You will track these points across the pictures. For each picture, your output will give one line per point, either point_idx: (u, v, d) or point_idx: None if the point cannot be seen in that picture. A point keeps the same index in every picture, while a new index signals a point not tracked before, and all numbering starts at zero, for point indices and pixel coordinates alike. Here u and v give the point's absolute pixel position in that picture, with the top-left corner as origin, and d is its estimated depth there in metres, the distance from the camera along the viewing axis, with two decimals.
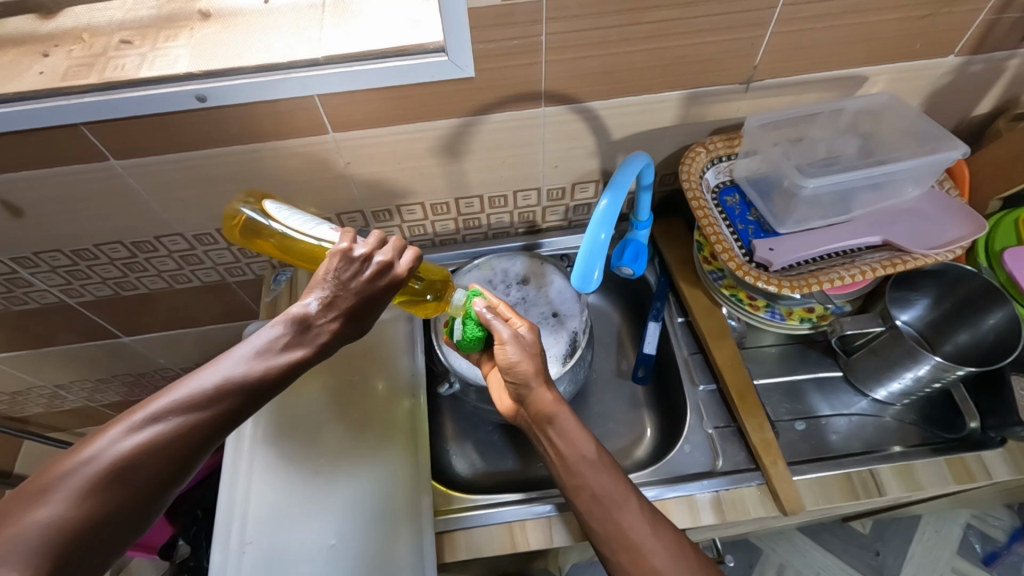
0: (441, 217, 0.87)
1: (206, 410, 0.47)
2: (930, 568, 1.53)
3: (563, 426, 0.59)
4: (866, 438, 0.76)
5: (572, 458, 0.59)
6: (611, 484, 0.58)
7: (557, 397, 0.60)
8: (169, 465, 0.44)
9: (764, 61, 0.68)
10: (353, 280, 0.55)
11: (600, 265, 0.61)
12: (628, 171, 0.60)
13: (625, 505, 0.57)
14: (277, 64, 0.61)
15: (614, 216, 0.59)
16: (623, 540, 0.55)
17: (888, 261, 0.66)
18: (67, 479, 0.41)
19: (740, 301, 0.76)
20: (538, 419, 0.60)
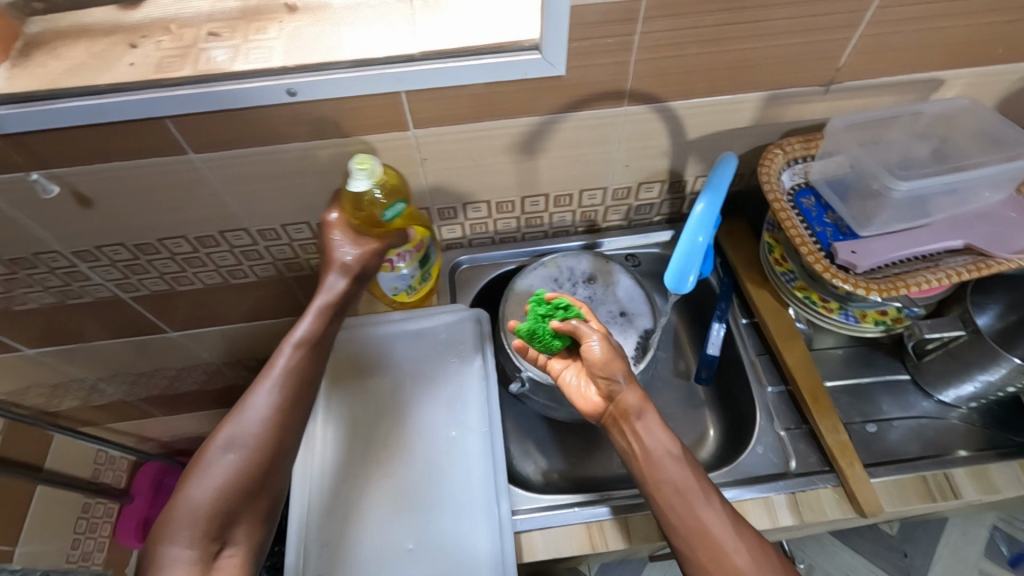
0: (505, 215, 0.86)
1: (285, 380, 0.61)
2: (957, 569, 1.54)
3: (647, 418, 0.60)
4: (937, 441, 0.76)
5: (652, 453, 0.59)
6: (690, 479, 0.58)
7: (641, 395, 0.60)
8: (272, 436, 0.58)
9: (848, 64, 0.68)
10: (344, 244, 0.68)
11: (695, 269, 0.61)
12: (724, 174, 0.60)
13: (703, 505, 0.57)
14: (370, 59, 0.60)
15: (709, 219, 0.60)
16: (705, 536, 0.56)
17: (973, 265, 0.66)
18: (208, 457, 0.56)
19: (813, 303, 0.76)
20: (622, 416, 0.60)
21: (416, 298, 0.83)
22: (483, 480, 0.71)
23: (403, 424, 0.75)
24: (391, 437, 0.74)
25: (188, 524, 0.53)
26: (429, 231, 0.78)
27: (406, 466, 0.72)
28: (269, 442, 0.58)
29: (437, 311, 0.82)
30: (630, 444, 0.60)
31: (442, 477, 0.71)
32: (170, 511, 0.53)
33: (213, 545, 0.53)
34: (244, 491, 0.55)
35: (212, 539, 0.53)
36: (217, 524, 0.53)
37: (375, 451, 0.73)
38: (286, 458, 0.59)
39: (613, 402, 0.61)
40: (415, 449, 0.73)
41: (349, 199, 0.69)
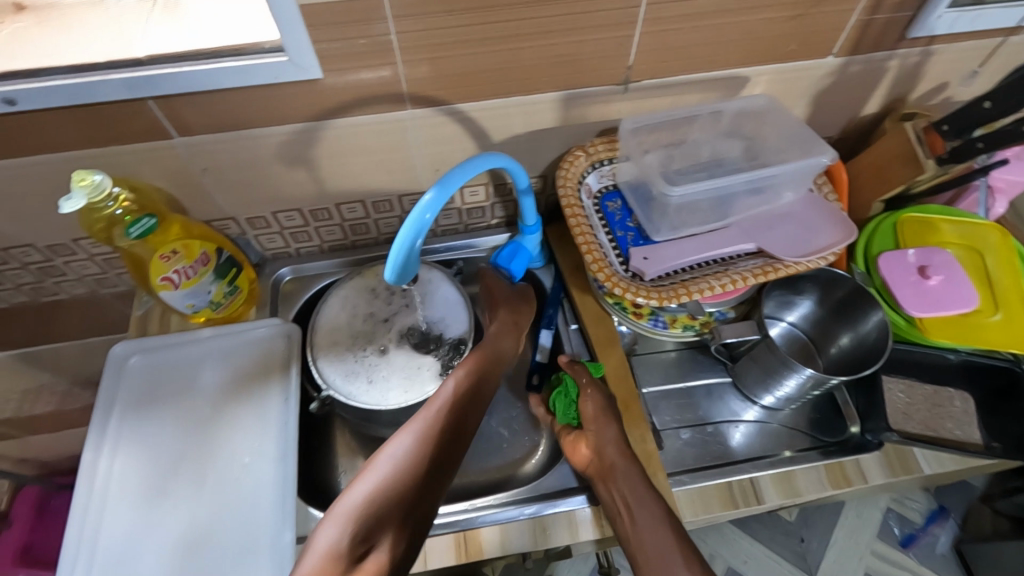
0: (324, 223, 0.82)
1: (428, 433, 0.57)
2: (851, 552, 1.57)
3: (626, 472, 0.62)
4: (755, 445, 0.75)
5: (629, 504, 0.60)
6: (671, 540, 0.56)
7: (624, 454, 0.64)
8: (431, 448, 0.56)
9: (638, 62, 0.66)
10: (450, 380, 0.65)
11: (422, 237, 0.58)
12: (465, 169, 0.59)
13: (672, 549, 0.56)
14: (94, 64, 0.55)
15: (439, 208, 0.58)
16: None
17: (761, 269, 0.64)
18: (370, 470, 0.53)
19: (624, 309, 0.76)
20: (604, 472, 0.63)
21: (228, 314, 0.80)
22: (270, 508, 0.67)
23: (195, 453, 0.71)
24: (184, 465, 0.70)
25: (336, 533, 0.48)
26: (216, 241, 0.73)
27: (196, 496, 0.68)
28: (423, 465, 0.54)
29: (249, 326, 0.78)
30: (614, 499, 0.61)
31: (230, 507, 0.68)
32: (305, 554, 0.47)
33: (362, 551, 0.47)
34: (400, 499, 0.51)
35: (359, 542, 0.48)
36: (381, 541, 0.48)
37: (166, 483, 0.69)
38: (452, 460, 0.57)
39: (602, 460, 0.64)
40: (208, 478, 0.69)
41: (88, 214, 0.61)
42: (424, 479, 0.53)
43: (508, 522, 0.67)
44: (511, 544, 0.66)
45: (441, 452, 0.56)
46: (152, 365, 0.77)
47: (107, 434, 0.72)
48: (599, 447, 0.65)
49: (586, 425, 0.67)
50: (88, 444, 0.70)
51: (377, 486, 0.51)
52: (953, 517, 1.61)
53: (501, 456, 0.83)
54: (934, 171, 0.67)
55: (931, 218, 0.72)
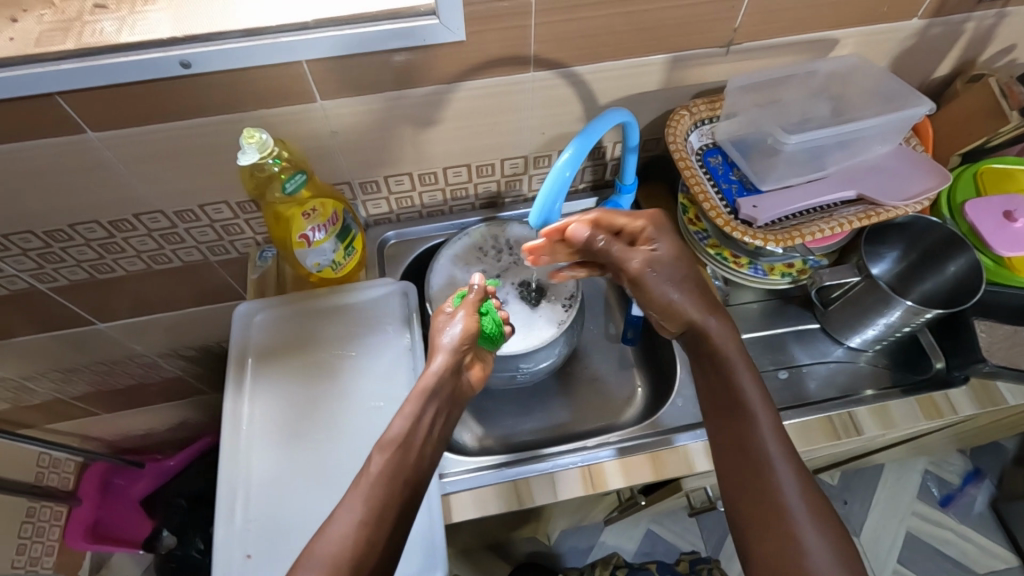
0: (428, 187, 0.86)
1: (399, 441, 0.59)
2: (892, 513, 1.63)
3: (727, 353, 0.61)
4: (843, 384, 0.81)
5: (718, 383, 0.60)
6: (769, 427, 0.57)
7: (720, 325, 0.63)
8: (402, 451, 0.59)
9: (743, 25, 0.71)
10: (451, 328, 0.67)
11: (562, 199, 0.63)
12: (601, 124, 0.64)
13: (776, 465, 0.55)
14: (263, 29, 0.60)
15: (577, 160, 0.62)
16: (764, 490, 0.53)
17: (863, 214, 0.70)
18: (357, 488, 0.56)
19: (724, 259, 0.79)
20: (704, 349, 0.63)
21: (343, 274, 0.83)
22: None
23: (328, 398, 0.75)
24: (318, 411, 0.75)
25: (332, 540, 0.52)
26: (342, 201, 0.78)
27: (333, 438, 0.73)
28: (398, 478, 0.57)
29: (365, 285, 0.83)
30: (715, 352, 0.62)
31: (369, 445, 0.72)
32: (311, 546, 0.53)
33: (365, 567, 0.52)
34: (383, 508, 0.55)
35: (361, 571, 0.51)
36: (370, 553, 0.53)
37: (302, 427, 0.74)
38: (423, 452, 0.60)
39: (692, 333, 0.64)
40: (344, 420, 0.74)
41: (250, 174, 0.69)
42: (398, 486, 0.57)
43: (628, 454, 0.73)
44: (634, 473, 0.72)
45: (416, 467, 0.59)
46: (276, 321, 0.81)
47: (243, 385, 0.76)
48: (700, 326, 0.63)
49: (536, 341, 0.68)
50: (227, 392, 0.75)
51: (369, 484, 0.56)
52: (989, 478, 1.68)
53: (598, 404, 0.89)
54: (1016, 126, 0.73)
55: (1010, 166, 0.78)
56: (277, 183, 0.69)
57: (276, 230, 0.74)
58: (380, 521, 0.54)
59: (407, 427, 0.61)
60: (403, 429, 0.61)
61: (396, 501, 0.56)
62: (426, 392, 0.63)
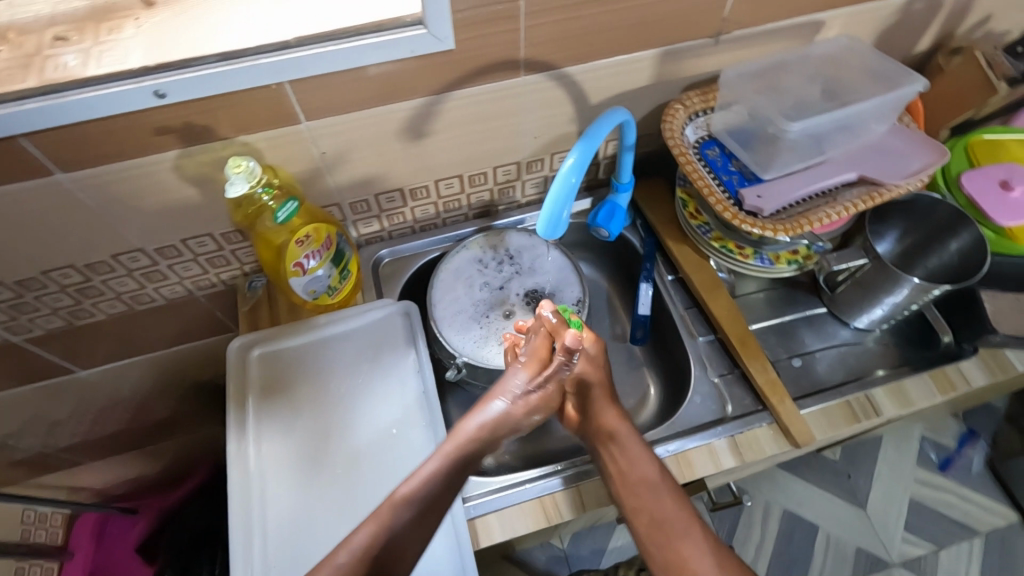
0: (420, 202, 0.83)
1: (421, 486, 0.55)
2: (895, 481, 1.66)
3: (625, 437, 0.63)
4: (854, 366, 0.81)
5: (628, 476, 0.62)
6: (675, 510, 0.59)
7: (619, 415, 0.65)
8: (427, 497, 0.55)
9: (732, 14, 0.70)
10: (516, 375, 0.63)
11: (569, 206, 0.60)
12: (601, 125, 0.62)
13: (689, 535, 0.57)
14: (241, 51, 0.57)
15: (582, 166, 0.60)
16: (679, 559, 0.56)
17: (867, 195, 0.69)
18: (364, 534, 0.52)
19: (730, 252, 0.79)
20: (601, 434, 0.64)
21: (340, 299, 0.80)
22: None
23: (339, 431, 0.72)
24: (331, 445, 0.71)
25: None
26: (335, 224, 0.75)
27: (349, 470, 0.70)
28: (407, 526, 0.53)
29: (364, 308, 0.80)
30: (616, 463, 0.63)
31: (388, 477, 0.69)
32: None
33: None
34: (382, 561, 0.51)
35: None
36: None
37: (315, 461, 0.70)
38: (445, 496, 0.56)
39: (591, 425, 0.65)
40: (358, 450, 0.71)
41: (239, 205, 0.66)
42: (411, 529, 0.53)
43: None
44: None
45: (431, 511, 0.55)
46: (276, 355, 0.77)
47: (247, 424, 0.73)
48: (593, 411, 0.65)
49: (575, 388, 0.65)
50: (231, 434, 0.71)
51: (380, 521, 0.52)
52: (983, 438, 1.72)
53: None
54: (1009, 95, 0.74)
55: (1000, 137, 0.78)
56: (269, 214, 0.66)
57: (268, 261, 0.71)
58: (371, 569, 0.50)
59: (438, 469, 0.57)
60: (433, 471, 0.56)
61: (406, 554, 0.52)
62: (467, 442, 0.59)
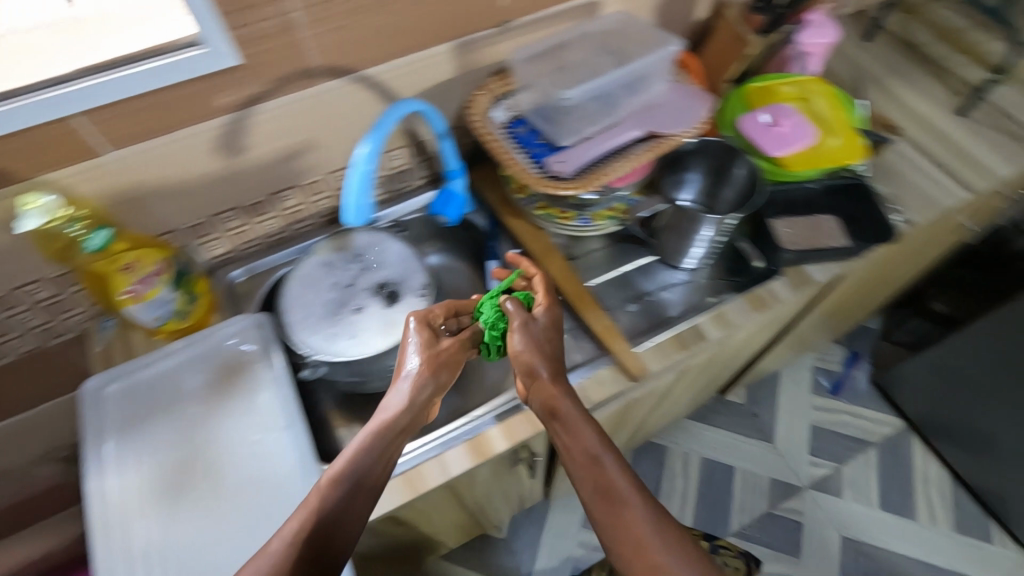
0: (263, 216, 0.86)
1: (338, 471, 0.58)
2: (795, 412, 1.80)
3: (568, 416, 0.64)
4: (686, 301, 0.89)
5: (581, 450, 0.62)
6: (618, 475, 0.60)
7: (559, 388, 0.66)
8: (350, 479, 0.58)
9: (508, 3, 0.77)
10: (411, 358, 0.66)
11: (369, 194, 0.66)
12: (389, 116, 0.66)
13: (628, 503, 0.58)
14: (17, 89, 0.58)
15: (373, 157, 0.66)
16: (618, 525, 0.57)
17: (652, 147, 0.78)
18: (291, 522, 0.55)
19: (553, 217, 0.85)
20: (550, 412, 0.65)
21: (193, 321, 0.81)
22: (294, 472, 0.72)
23: (201, 449, 0.73)
24: (195, 465, 0.72)
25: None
26: (168, 249, 0.76)
27: (214, 485, 0.71)
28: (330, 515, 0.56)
29: (218, 328, 0.80)
30: (565, 438, 0.63)
31: (253, 484, 0.71)
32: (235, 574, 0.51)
33: None
34: (313, 546, 0.54)
35: None
36: None
37: (178, 484, 0.71)
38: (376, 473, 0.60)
39: (540, 396, 0.66)
40: (222, 463, 0.72)
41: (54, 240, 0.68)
42: (339, 511, 0.56)
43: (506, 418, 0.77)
44: (517, 431, 0.76)
45: (352, 496, 0.58)
46: (130, 387, 0.77)
47: (105, 461, 0.72)
48: (537, 385, 0.66)
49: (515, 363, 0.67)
50: (87, 472, 0.71)
51: (313, 504, 0.56)
52: (866, 359, 1.89)
53: None
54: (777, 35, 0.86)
55: (769, 83, 0.89)
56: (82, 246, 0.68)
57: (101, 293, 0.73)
58: (301, 555, 0.53)
59: (352, 458, 0.59)
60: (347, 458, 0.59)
61: (334, 533, 0.55)
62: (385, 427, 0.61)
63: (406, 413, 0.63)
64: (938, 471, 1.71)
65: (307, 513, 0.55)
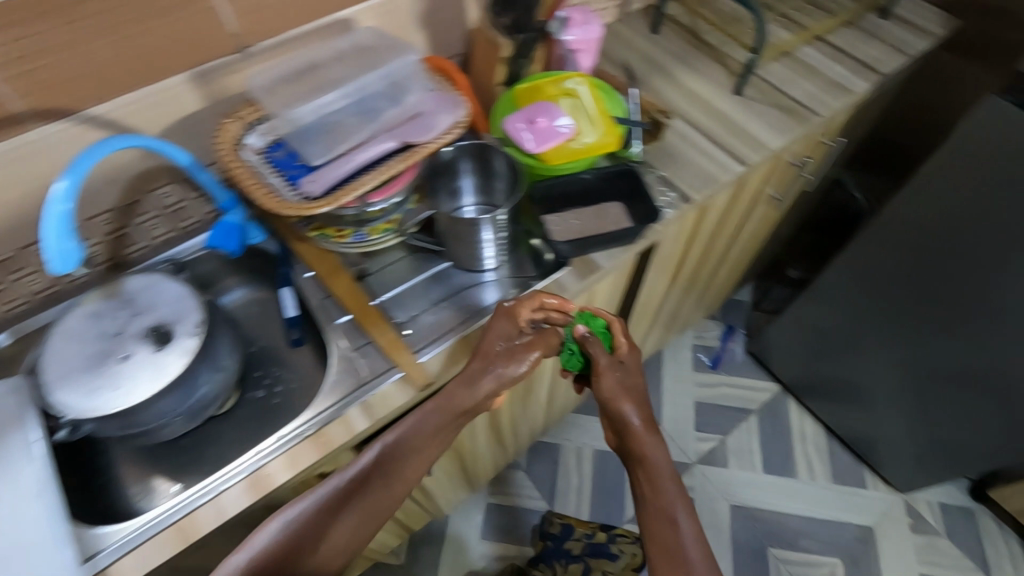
0: (20, 273, 0.81)
1: (330, 498, 0.72)
2: (680, 391, 1.85)
3: (655, 461, 0.79)
4: (480, 302, 0.88)
5: (662, 469, 0.78)
6: (677, 496, 0.77)
7: (651, 434, 0.80)
8: (338, 496, 0.73)
9: (240, 28, 0.77)
10: (523, 364, 0.77)
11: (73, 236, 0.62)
12: (92, 151, 0.64)
13: (670, 521, 0.75)
14: None
15: (77, 196, 0.64)
16: (658, 535, 0.74)
17: (406, 155, 0.78)
18: (374, 494, 0.73)
19: (327, 236, 0.84)
20: (633, 457, 0.81)
21: None
22: (40, 541, 0.66)
23: None
24: None
25: (240, 557, 0.68)
26: None
27: None
28: (310, 530, 0.70)
29: None
30: (646, 453, 0.79)
31: None
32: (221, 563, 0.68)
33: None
34: (291, 549, 0.69)
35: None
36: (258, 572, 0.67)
37: None
38: (383, 485, 0.74)
39: (628, 445, 0.81)
40: None
41: None
42: (320, 525, 0.71)
43: (288, 448, 0.74)
44: (298, 461, 0.74)
45: (332, 521, 0.71)
46: None
47: None
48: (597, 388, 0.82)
49: (611, 403, 0.81)
50: None
51: (368, 487, 0.73)
52: (741, 329, 1.96)
53: (290, 409, 0.90)
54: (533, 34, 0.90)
55: (535, 82, 0.92)
56: None
57: None
58: (272, 561, 0.68)
59: (365, 464, 0.74)
60: (401, 435, 0.75)
61: (304, 544, 0.70)
62: (475, 373, 0.76)
63: (416, 432, 0.75)
64: (814, 428, 1.80)
65: (312, 512, 0.71)
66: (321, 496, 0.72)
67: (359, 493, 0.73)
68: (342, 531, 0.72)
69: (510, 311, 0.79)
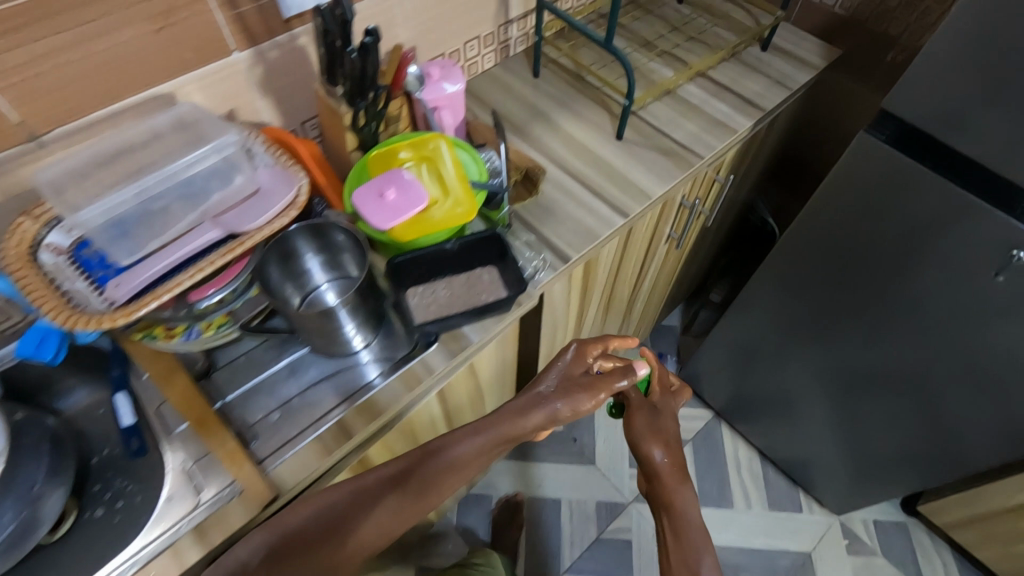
0: None
1: (397, 481, 0.70)
2: (613, 426, 1.80)
3: (671, 488, 0.80)
4: (338, 391, 0.81)
5: (686, 504, 0.78)
6: (696, 530, 0.75)
7: (677, 476, 0.81)
8: (421, 454, 0.72)
9: (28, 115, 0.68)
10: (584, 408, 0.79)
11: None
12: None
13: (695, 552, 0.72)
14: None
15: None
16: (678, 557, 0.73)
17: (228, 248, 0.70)
18: (423, 474, 0.71)
19: (155, 337, 0.73)
20: (660, 496, 0.80)
21: None
22: None
23: None
24: None
25: (241, 551, 0.63)
26: None
27: None
28: (339, 519, 0.66)
29: None
30: (669, 496, 0.79)
31: None
32: (276, 518, 0.66)
33: (268, 556, 0.63)
34: (332, 524, 0.66)
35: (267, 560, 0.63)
36: (287, 548, 0.63)
37: None
38: (456, 467, 0.72)
39: (649, 470, 0.82)
40: None
41: None
42: (347, 520, 0.66)
43: None
44: None
45: (354, 519, 0.67)
46: None
47: None
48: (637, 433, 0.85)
49: (644, 439, 0.84)
50: None
51: (375, 488, 0.69)
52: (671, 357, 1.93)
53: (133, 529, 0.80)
54: (389, 89, 0.82)
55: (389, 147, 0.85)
56: None
57: None
58: (308, 537, 0.65)
59: (489, 427, 0.75)
60: (490, 429, 0.74)
61: (317, 538, 0.65)
62: (591, 385, 0.79)
63: (568, 375, 0.82)
64: (747, 453, 1.78)
65: (323, 510, 0.67)
66: (364, 483, 0.70)
67: (526, 413, 0.76)
68: (372, 525, 0.67)
69: (579, 352, 0.84)
